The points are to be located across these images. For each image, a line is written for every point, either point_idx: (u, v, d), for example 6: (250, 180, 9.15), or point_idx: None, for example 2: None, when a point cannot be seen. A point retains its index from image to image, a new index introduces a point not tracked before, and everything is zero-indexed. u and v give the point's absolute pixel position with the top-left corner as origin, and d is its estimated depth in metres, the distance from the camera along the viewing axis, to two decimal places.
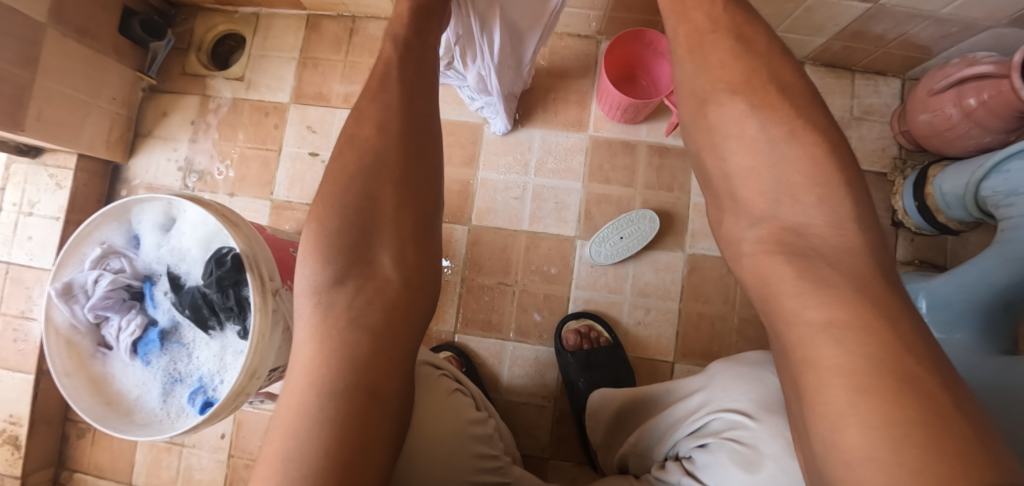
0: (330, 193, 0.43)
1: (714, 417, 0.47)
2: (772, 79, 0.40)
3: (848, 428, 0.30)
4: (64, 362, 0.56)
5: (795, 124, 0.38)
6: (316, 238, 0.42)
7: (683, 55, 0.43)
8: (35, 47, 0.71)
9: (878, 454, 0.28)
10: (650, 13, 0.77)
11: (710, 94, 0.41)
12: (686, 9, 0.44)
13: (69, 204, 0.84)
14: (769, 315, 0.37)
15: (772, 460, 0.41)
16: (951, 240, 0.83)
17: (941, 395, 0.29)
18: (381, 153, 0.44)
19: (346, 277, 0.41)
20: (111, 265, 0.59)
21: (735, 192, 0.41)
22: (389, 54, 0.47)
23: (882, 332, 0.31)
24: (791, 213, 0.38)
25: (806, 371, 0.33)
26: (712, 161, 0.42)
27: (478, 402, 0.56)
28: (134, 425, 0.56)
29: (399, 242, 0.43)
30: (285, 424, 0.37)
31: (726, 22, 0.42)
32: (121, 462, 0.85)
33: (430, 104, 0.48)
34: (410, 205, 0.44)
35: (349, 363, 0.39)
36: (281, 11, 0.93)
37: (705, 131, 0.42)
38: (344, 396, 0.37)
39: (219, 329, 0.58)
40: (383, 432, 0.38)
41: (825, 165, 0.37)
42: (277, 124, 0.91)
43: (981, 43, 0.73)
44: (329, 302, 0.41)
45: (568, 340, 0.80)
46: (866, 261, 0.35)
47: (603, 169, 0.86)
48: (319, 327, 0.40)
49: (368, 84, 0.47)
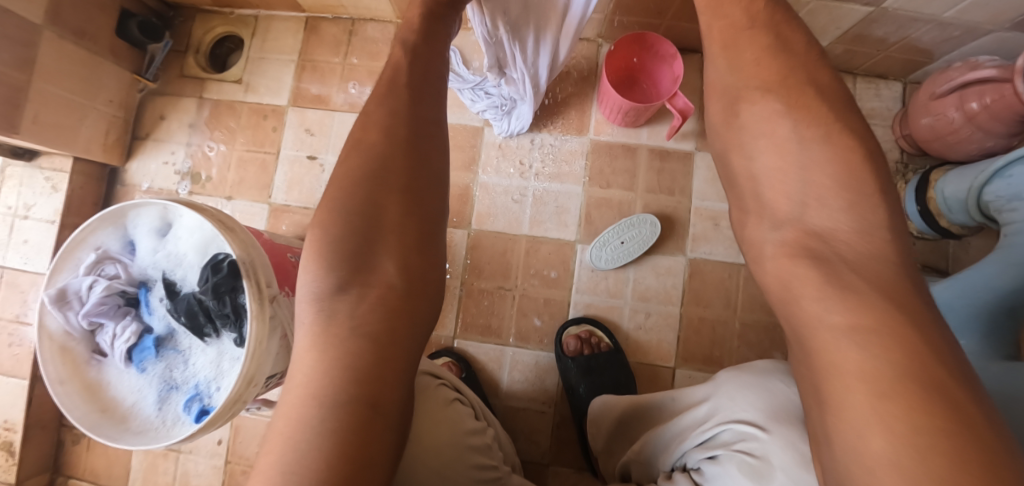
0: (333, 198, 0.42)
1: (724, 428, 0.46)
2: (809, 81, 0.40)
3: (872, 436, 0.29)
4: (57, 369, 0.55)
5: (830, 127, 0.38)
6: (317, 245, 0.41)
7: (717, 53, 0.45)
8: (30, 49, 0.71)
9: (902, 462, 0.28)
10: (652, 16, 0.77)
11: (743, 91, 0.42)
12: (720, 5, 0.45)
13: (65, 207, 0.83)
14: (789, 318, 0.37)
15: (783, 471, 0.40)
16: (953, 244, 0.83)
17: (968, 405, 0.29)
18: (385, 160, 0.44)
19: (349, 285, 0.41)
20: (105, 271, 0.58)
21: (759, 193, 0.41)
22: (398, 59, 0.48)
23: (908, 338, 0.31)
24: (819, 217, 0.38)
25: (827, 378, 0.33)
26: (738, 161, 0.43)
27: (476, 410, 0.56)
28: (129, 433, 0.55)
29: (401, 250, 0.42)
30: (282, 436, 0.36)
31: (764, 19, 0.43)
32: (117, 468, 0.84)
33: (435, 110, 0.48)
34: (414, 213, 0.43)
35: (349, 373, 0.38)
36: (280, 13, 0.93)
37: (735, 129, 0.43)
38: (346, 409, 0.36)
39: (215, 336, 0.57)
40: (383, 444, 0.37)
41: (856, 170, 0.37)
42: (275, 127, 0.91)
43: (983, 47, 0.72)
44: (330, 311, 0.40)
45: (568, 345, 0.79)
46: (882, 268, 0.34)
47: (604, 173, 0.86)
48: (319, 336, 0.39)
49: (375, 90, 0.47)
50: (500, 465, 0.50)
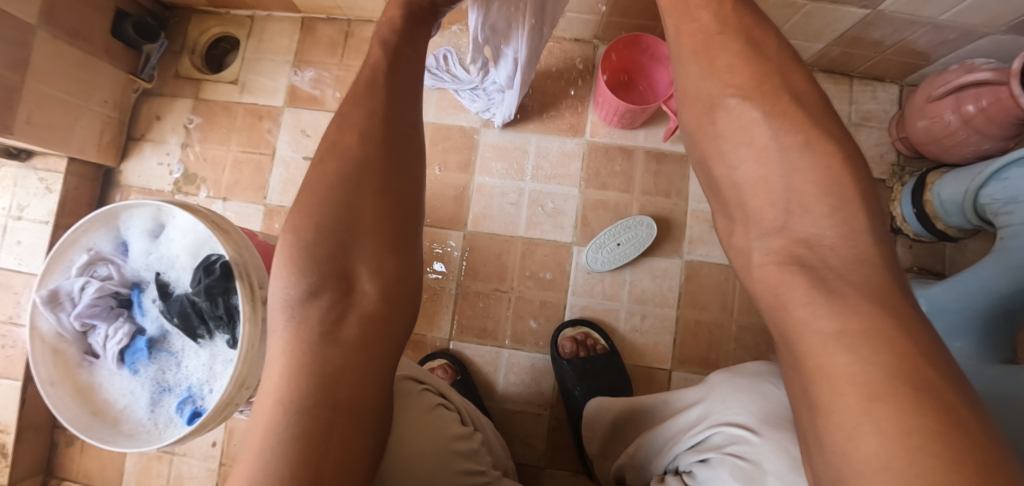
0: (307, 202, 0.42)
1: (716, 431, 0.46)
2: (784, 85, 0.40)
3: (862, 438, 0.29)
4: (49, 371, 0.55)
5: (808, 134, 0.38)
6: (289, 249, 0.41)
7: (686, 58, 0.44)
8: (24, 49, 0.70)
9: (894, 466, 0.27)
10: (648, 17, 0.77)
11: (718, 99, 0.42)
12: (690, 8, 0.44)
13: (59, 208, 0.83)
14: (779, 325, 0.37)
15: (775, 475, 0.40)
16: (949, 247, 0.83)
17: (961, 407, 0.28)
18: (363, 162, 0.43)
19: (320, 290, 0.40)
20: (98, 272, 0.58)
21: (744, 201, 0.41)
22: (376, 60, 0.47)
23: (898, 341, 0.31)
24: (803, 224, 0.37)
25: (816, 381, 0.32)
26: (720, 168, 0.42)
27: (464, 416, 0.55)
28: (121, 436, 0.54)
29: (376, 253, 0.42)
30: (253, 442, 0.36)
31: (733, 24, 0.42)
32: (111, 471, 0.84)
33: (414, 114, 0.48)
34: (390, 215, 0.43)
35: (316, 380, 0.37)
36: (276, 14, 0.92)
37: (711, 137, 0.43)
38: (312, 415, 0.36)
39: (208, 338, 0.57)
40: (353, 448, 0.37)
41: (837, 177, 0.37)
42: (271, 128, 0.90)
43: (979, 50, 0.72)
44: (301, 316, 0.39)
45: (564, 347, 0.79)
46: (875, 273, 0.34)
47: (600, 175, 0.85)
48: (291, 341, 0.39)
49: (353, 90, 0.46)
50: (489, 470, 0.50)
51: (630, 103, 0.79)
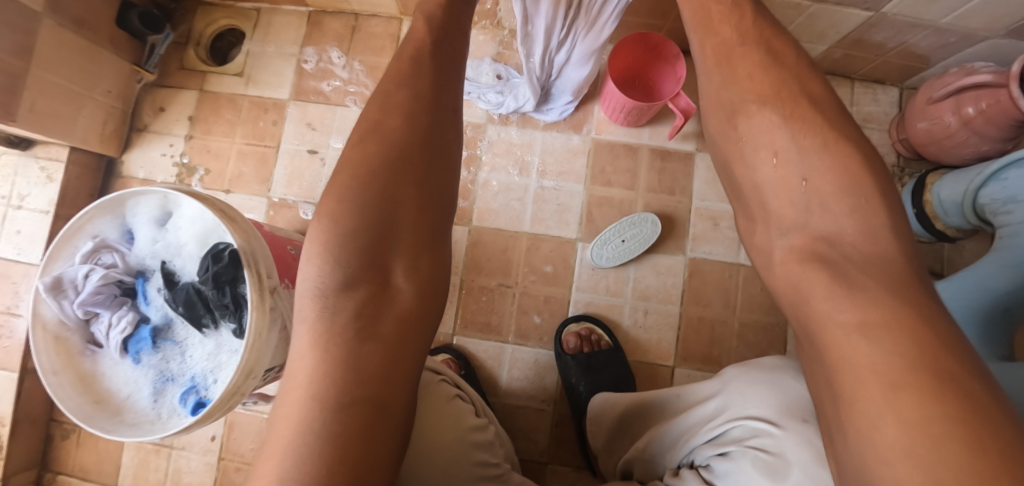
0: (345, 186, 0.41)
1: (735, 425, 0.46)
2: (799, 91, 0.41)
3: (886, 425, 0.30)
4: (51, 359, 0.54)
5: (828, 136, 0.39)
6: (326, 238, 0.39)
7: (710, 68, 0.45)
8: (29, 36, 0.70)
9: (916, 452, 0.28)
10: (655, 17, 0.78)
11: (739, 106, 0.43)
12: (711, 24, 0.45)
13: (60, 197, 0.82)
14: (803, 319, 0.37)
15: (799, 468, 0.40)
16: (947, 247, 0.84)
17: (982, 397, 0.28)
18: (405, 149, 0.43)
19: (357, 283, 0.39)
20: (103, 260, 0.57)
21: (764, 202, 0.41)
22: (425, 37, 0.48)
23: (918, 332, 0.31)
24: (824, 222, 0.38)
25: (839, 371, 0.33)
26: (742, 172, 0.43)
27: (477, 407, 0.55)
28: (123, 425, 0.54)
29: (412, 250, 0.42)
30: (284, 439, 0.35)
31: (752, 34, 0.44)
32: (108, 464, 0.83)
33: (452, 94, 0.48)
34: (426, 210, 0.43)
35: (354, 374, 0.37)
36: (283, 8, 0.92)
37: (734, 141, 0.43)
38: (353, 409, 0.36)
39: (213, 327, 0.56)
40: (388, 445, 0.37)
41: (857, 177, 0.37)
42: (276, 121, 0.90)
43: (978, 54, 0.74)
44: (336, 308, 0.39)
45: (568, 342, 0.79)
46: (902, 270, 0.34)
47: (605, 172, 0.86)
48: (321, 334, 0.38)
49: (396, 67, 0.46)
50: (502, 462, 0.49)
51: (637, 100, 0.80)
